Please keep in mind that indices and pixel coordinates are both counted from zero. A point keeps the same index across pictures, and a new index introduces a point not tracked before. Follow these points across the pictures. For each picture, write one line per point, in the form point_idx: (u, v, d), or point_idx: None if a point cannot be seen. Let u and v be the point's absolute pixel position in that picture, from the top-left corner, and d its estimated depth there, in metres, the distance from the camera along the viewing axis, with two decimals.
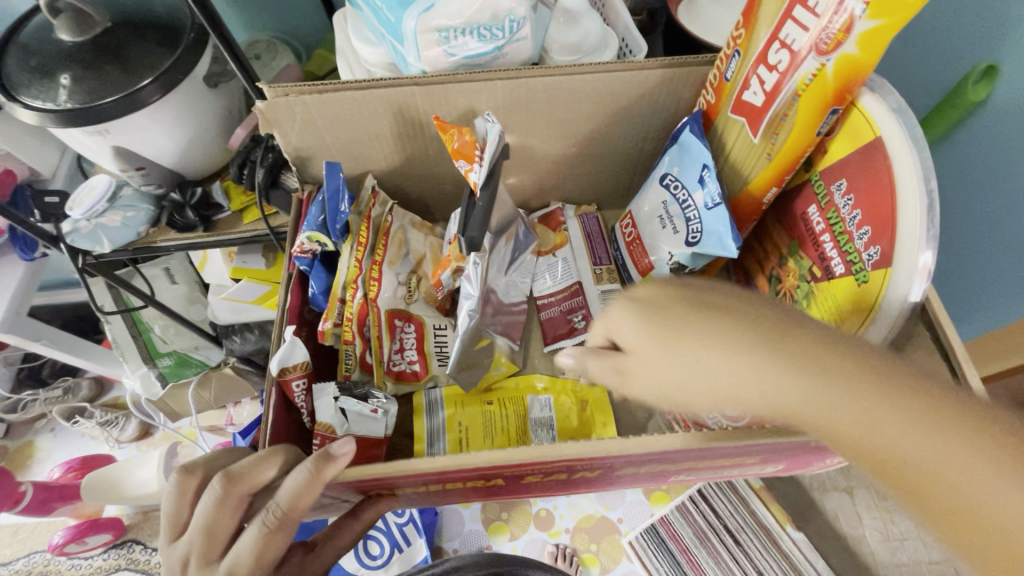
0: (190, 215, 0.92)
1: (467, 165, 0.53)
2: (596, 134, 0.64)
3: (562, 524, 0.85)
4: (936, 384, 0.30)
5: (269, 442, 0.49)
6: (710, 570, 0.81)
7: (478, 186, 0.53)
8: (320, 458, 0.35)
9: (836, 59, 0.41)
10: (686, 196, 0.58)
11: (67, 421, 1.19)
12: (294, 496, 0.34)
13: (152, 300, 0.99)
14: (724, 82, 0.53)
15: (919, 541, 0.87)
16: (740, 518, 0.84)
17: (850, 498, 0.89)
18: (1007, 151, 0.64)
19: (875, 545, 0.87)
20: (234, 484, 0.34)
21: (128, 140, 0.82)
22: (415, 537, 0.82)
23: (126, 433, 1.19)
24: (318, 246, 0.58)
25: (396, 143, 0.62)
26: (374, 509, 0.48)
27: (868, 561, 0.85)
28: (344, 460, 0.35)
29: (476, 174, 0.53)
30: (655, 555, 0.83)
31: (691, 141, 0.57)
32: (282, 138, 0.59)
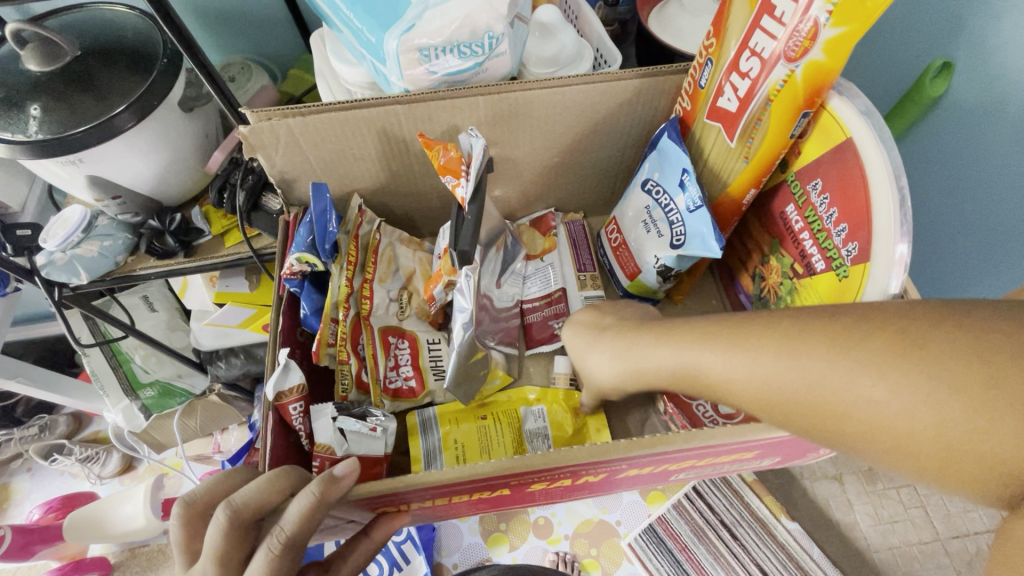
0: (170, 241, 0.91)
1: (454, 180, 0.54)
2: (577, 144, 0.65)
3: (561, 531, 0.85)
4: (870, 329, 0.30)
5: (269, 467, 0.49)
6: (710, 566, 0.82)
7: (466, 200, 0.54)
8: (325, 480, 0.35)
9: (803, 65, 0.44)
10: (668, 200, 0.60)
11: (45, 459, 1.14)
12: (300, 521, 0.34)
13: (132, 330, 0.97)
14: (699, 90, 0.55)
15: (909, 523, 0.89)
16: (735, 512, 0.86)
17: (840, 486, 0.91)
18: (970, 143, 0.67)
19: (867, 530, 0.89)
20: (239, 513, 0.34)
21: (103, 168, 0.80)
22: (414, 555, 0.83)
23: (108, 468, 1.15)
24: (307, 267, 0.58)
25: (380, 161, 0.63)
26: (386, 527, 0.46)
27: (863, 547, 0.88)
28: (348, 480, 0.36)
29: (463, 189, 0.54)
30: (655, 555, 0.84)
31: (669, 147, 0.59)
32: (266, 161, 0.59)
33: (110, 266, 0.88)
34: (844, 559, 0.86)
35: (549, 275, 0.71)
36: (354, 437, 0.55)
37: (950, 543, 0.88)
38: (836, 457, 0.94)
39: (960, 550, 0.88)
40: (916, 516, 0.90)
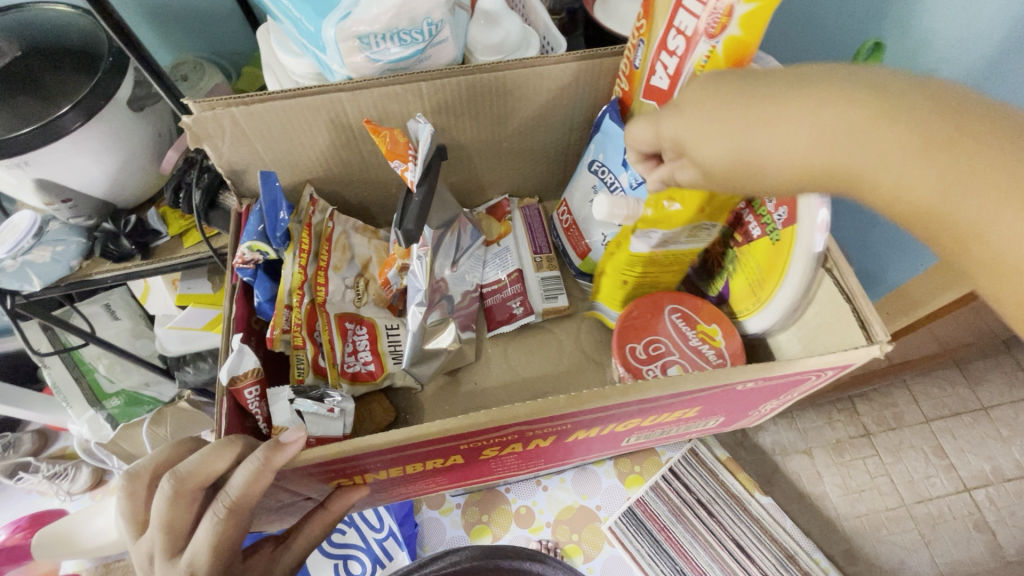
0: (125, 243, 0.90)
1: (402, 164, 0.54)
2: (525, 128, 0.67)
3: (543, 519, 0.85)
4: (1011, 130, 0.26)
5: None
6: (687, 542, 0.85)
7: (415, 184, 0.54)
8: (269, 446, 0.37)
9: (723, 41, 0.46)
10: (613, 179, 0.62)
11: (10, 479, 1.11)
12: (244, 488, 0.36)
13: (91, 336, 0.95)
14: (634, 71, 0.58)
15: (875, 491, 0.95)
16: (710, 491, 0.89)
17: (810, 459, 0.97)
18: None
19: (837, 500, 0.95)
20: (183, 483, 0.36)
21: (50, 171, 0.79)
22: (397, 551, 0.81)
23: (77, 484, 1.11)
24: (259, 256, 0.58)
25: (330, 150, 0.63)
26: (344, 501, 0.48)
27: (833, 517, 0.93)
28: (292, 446, 0.37)
29: (412, 173, 0.54)
30: (635, 537, 0.84)
31: (611, 127, 0.61)
32: (213, 151, 0.59)
33: (65, 271, 0.87)
34: (815, 528, 0.91)
35: (506, 256, 0.71)
36: (310, 419, 0.56)
37: (915, 508, 0.95)
38: (803, 431, 1.00)
39: (924, 514, 0.94)
40: (881, 485, 0.96)
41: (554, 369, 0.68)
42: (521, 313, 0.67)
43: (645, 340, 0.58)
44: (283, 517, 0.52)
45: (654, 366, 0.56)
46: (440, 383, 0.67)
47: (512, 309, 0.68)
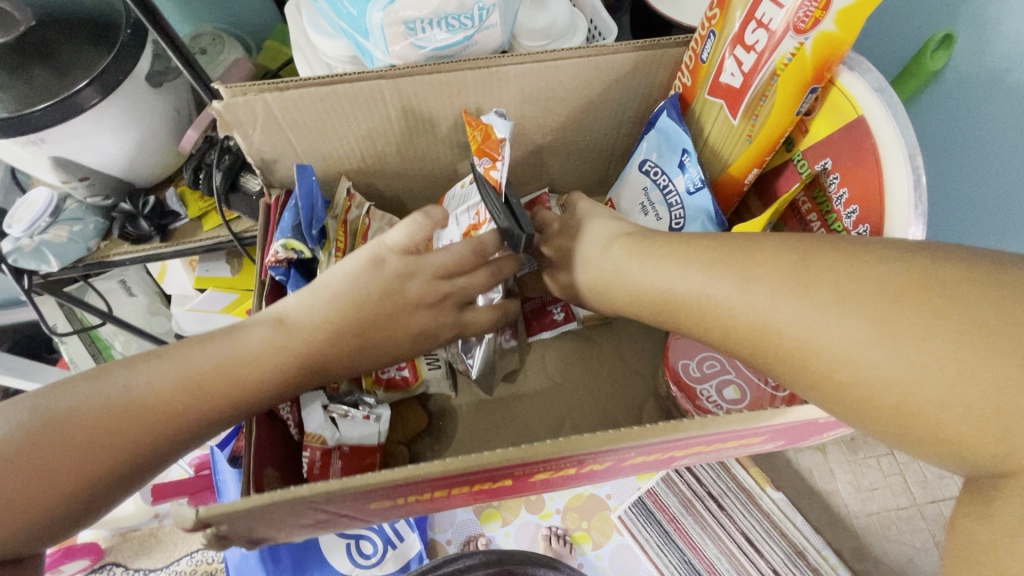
0: (145, 226, 0.86)
1: (490, 162, 0.54)
2: (572, 121, 0.62)
3: (553, 506, 0.85)
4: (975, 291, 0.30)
5: (255, 465, 0.47)
6: (697, 534, 0.85)
7: (500, 183, 0.54)
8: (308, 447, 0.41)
9: (813, 37, 0.41)
10: (667, 181, 0.59)
11: None
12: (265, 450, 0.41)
13: (108, 316, 0.93)
14: (700, 64, 0.53)
15: (888, 489, 0.91)
16: (722, 484, 0.89)
17: (823, 456, 0.93)
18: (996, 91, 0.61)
19: (848, 497, 0.91)
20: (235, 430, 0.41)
21: (66, 148, 0.75)
22: (407, 533, 0.82)
23: None
24: (294, 254, 0.55)
25: (366, 141, 0.59)
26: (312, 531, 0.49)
27: (844, 514, 0.90)
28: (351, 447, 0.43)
29: (497, 172, 0.54)
30: (644, 527, 0.84)
31: (669, 125, 0.57)
32: (243, 140, 0.55)
33: (83, 250, 0.84)
34: (825, 525, 0.89)
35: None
36: (348, 428, 0.53)
37: (926, 508, 0.90)
38: None
39: (935, 514, 0.90)
40: (894, 484, 0.92)
41: (591, 378, 0.65)
42: (562, 318, 0.65)
43: (701, 356, 0.54)
44: (315, 530, 0.49)
45: (711, 385, 0.53)
46: (475, 390, 0.64)
47: (552, 314, 0.65)
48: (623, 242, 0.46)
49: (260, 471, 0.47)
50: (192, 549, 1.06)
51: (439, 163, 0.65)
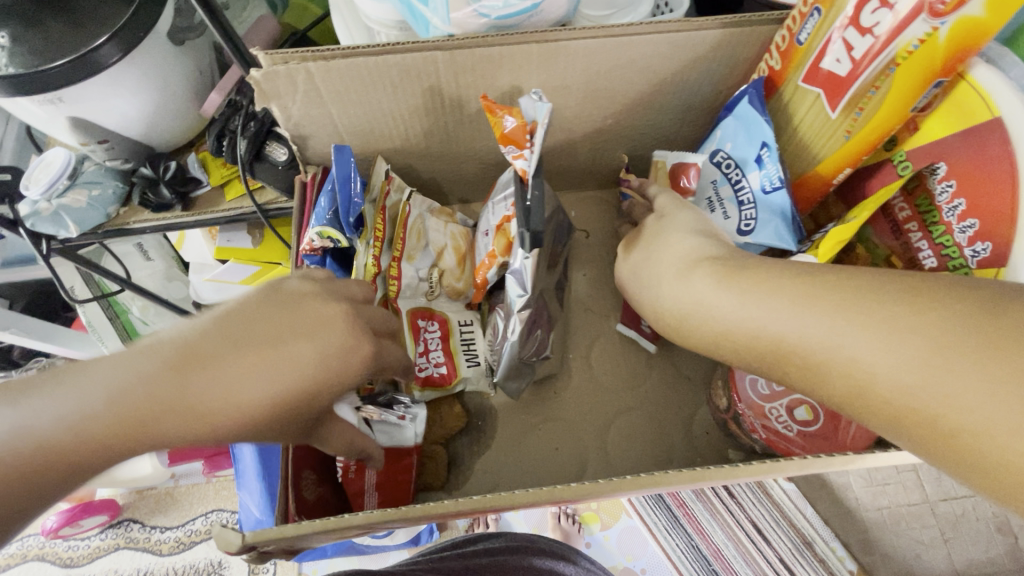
0: (166, 193, 0.80)
1: (517, 151, 0.46)
2: (638, 103, 0.56)
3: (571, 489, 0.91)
4: None
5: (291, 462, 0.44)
6: (704, 518, 0.88)
7: (528, 174, 0.46)
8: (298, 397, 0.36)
9: (953, 21, 0.35)
10: (739, 176, 0.53)
11: None
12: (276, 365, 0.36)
13: (127, 283, 0.90)
14: (796, 47, 0.47)
15: (901, 485, 0.88)
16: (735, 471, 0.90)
17: None
18: None
19: (859, 491, 0.88)
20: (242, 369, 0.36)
21: (85, 108, 0.69)
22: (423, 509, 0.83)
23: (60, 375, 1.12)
24: (329, 243, 0.51)
25: (412, 119, 0.54)
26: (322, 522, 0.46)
27: (854, 506, 0.88)
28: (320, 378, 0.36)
29: (526, 161, 0.46)
30: (653, 511, 0.89)
31: (751, 113, 0.51)
32: (280, 113, 0.50)
33: (102, 217, 0.79)
34: (834, 516, 0.87)
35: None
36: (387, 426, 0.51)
37: (937, 505, 0.88)
38: None
39: (947, 512, 0.87)
40: (907, 479, 0.89)
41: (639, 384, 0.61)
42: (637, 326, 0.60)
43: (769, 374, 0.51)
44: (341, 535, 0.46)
45: (781, 404, 0.50)
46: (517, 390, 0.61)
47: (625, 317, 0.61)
48: (706, 262, 0.40)
49: (298, 476, 0.45)
50: (207, 509, 1.04)
51: (485, 148, 0.60)
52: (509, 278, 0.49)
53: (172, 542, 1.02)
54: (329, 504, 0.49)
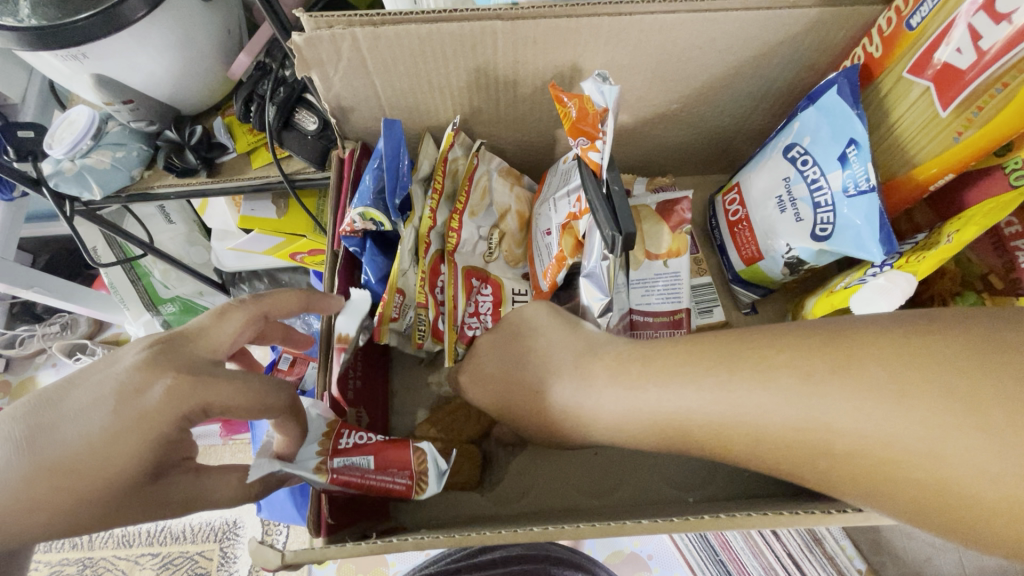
0: (190, 158, 0.76)
1: (587, 142, 0.43)
2: (709, 88, 0.51)
3: None
4: None
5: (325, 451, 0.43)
6: None
7: (600, 166, 0.43)
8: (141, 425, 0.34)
9: None
10: (817, 175, 0.48)
11: (68, 358, 1.07)
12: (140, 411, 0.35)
13: (150, 248, 0.88)
14: (904, 32, 0.41)
15: None
16: None
17: None
18: None
19: None
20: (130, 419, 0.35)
21: (110, 65, 0.65)
22: None
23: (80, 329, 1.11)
24: (372, 225, 0.49)
25: (460, 95, 0.50)
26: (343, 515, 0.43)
27: None
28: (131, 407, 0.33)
29: (597, 153, 0.43)
30: None
31: (839, 104, 0.45)
32: (322, 82, 0.46)
33: (126, 180, 0.76)
34: None
35: (674, 285, 0.55)
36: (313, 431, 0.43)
37: None
38: None
39: None
40: None
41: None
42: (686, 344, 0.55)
43: None
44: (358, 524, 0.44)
45: None
46: None
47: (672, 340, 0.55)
48: None
49: None
50: None
51: (535, 131, 0.56)
52: (588, 283, 0.48)
53: None
54: (363, 502, 0.48)
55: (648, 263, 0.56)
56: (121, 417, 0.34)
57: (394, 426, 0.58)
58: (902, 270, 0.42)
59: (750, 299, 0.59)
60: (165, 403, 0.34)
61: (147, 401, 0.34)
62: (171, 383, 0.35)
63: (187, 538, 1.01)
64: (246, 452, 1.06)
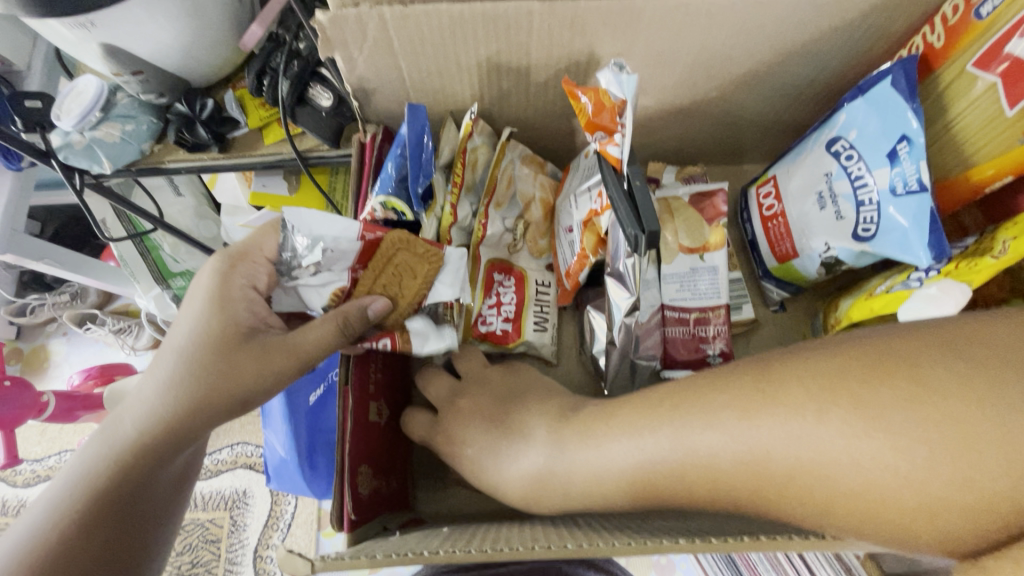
0: (201, 132, 0.74)
1: (605, 138, 0.42)
2: (750, 76, 0.48)
3: None
4: None
5: (344, 433, 0.43)
6: None
7: (620, 162, 0.42)
8: (229, 303, 0.42)
9: None
10: (862, 171, 0.46)
11: (79, 327, 1.08)
12: (222, 303, 0.42)
13: (162, 223, 0.86)
14: (971, 22, 0.39)
15: None
16: None
17: None
18: None
19: None
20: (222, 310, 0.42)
21: (120, 34, 0.62)
22: None
23: (90, 299, 1.11)
24: (394, 214, 0.47)
25: (487, 79, 0.47)
26: (362, 444, 0.45)
27: None
28: (224, 285, 0.42)
29: (616, 148, 0.42)
30: None
31: (892, 97, 0.43)
32: (345, 63, 0.44)
33: (137, 154, 0.75)
34: None
35: (712, 280, 0.54)
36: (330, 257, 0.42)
37: None
38: None
39: None
40: None
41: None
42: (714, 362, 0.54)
43: None
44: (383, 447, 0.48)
45: None
46: (577, 379, 0.58)
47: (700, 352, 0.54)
48: None
49: (354, 470, 0.44)
50: (234, 442, 1.06)
51: (562, 118, 0.54)
52: (612, 282, 0.47)
53: (202, 471, 1.04)
54: (384, 497, 0.47)
55: (683, 257, 0.55)
56: (203, 299, 0.42)
57: None
58: (955, 279, 0.40)
59: (779, 297, 0.58)
60: (226, 276, 0.42)
61: (210, 284, 0.43)
62: (218, 263, 0.43)
63: (198, 507, 1.02)
64: (256, 425, 1.07)
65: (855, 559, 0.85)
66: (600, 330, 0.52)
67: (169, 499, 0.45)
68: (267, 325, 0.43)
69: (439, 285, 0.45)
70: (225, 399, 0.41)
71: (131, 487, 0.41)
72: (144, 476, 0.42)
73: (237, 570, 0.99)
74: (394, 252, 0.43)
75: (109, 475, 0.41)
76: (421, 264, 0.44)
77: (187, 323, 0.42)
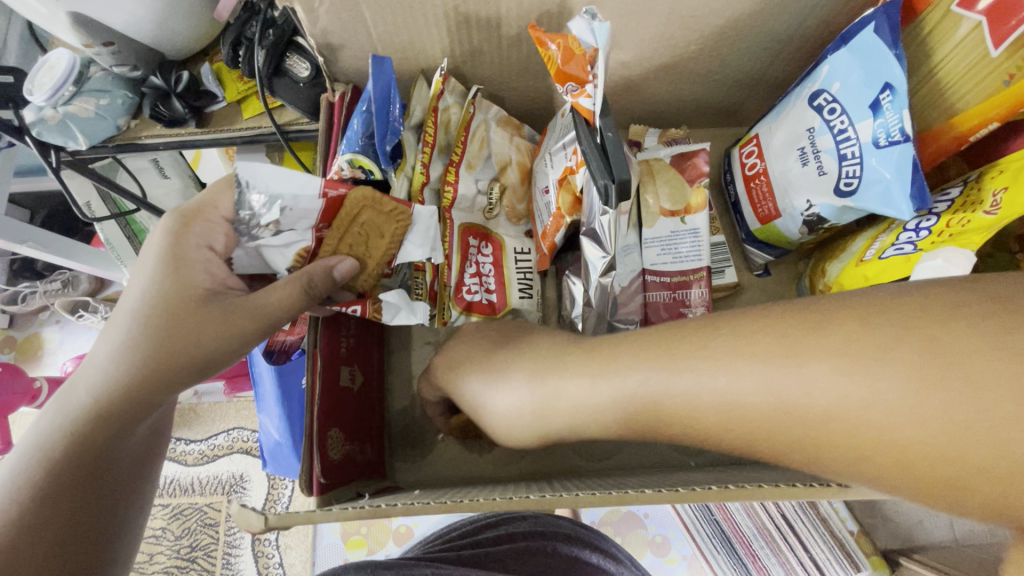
0: (178, 106, 0.72)
1: (577, 88, 0.40)
2: (729, 30, 0.47)
3: None
4: None
5: (312, 394, 0.43)
6: None
7: (592, 114, 0.40)
8: (181, 266, 0.40)
9: None
10: (844, 124, 0.44)
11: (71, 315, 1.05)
12: (174, 265, 0.40)
13: (144, 204, 0.84)
14: None
15: None
16: None
17: None
18: None
19: None
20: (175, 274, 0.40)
21: (87, 2, 0.60)
22: None
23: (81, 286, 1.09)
24: (361, 173, 0.45)
25: (457, 34, 0.46)
26: (330, 408, 0.45)
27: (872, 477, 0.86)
28: (176, 247, 0.40)
29: (589, 99, 0.40)
30: None
31: (875, 43, 0.41)
32: (307, 17, 0.42)
33: (112, 130, 0.73)
34: None
35: (694, 243, 0.53)
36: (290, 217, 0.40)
37: None
38: None
39: None
40: None
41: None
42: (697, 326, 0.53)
43: None
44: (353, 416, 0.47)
45: None
46: None
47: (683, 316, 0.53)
48: None
49: (324, 433, 0.43)
50: (229, 427, 1.06)
51: (537, 78, 0.52)
52: (588, 242, 0.45)
53: (198, 455, 1.04)
54: (357, 463, 0.47)
55: (665, 220, 0.53)
56: (155, 262, 0.40)
57: (392, 389, 0.56)
58: (957, 244, 0.38)
59: (763, 261, 0.56)
60: (178, 237, 0.40)
61: (162, 245, 0.41)
62: (169, 222, 0.41)
63: (195, 491, 1.02)
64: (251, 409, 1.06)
65: (847, 532, 0.85)
66: (579, 294, 0.51)
67: (134, 470, 0.44)
68: (226, 288, 0.41)
69: (408, 245, 0.45)
70: (189, 363, 0.40)
71: (91, 454, 0.40)
72: (103, 447, 0.41)
73: (235, 553, 1.00)
74: (359, 212, 0.42)
75: (64, 447, 0.39)
76: (388, 222, 0.43)
77: (138, 287, 0.40)
